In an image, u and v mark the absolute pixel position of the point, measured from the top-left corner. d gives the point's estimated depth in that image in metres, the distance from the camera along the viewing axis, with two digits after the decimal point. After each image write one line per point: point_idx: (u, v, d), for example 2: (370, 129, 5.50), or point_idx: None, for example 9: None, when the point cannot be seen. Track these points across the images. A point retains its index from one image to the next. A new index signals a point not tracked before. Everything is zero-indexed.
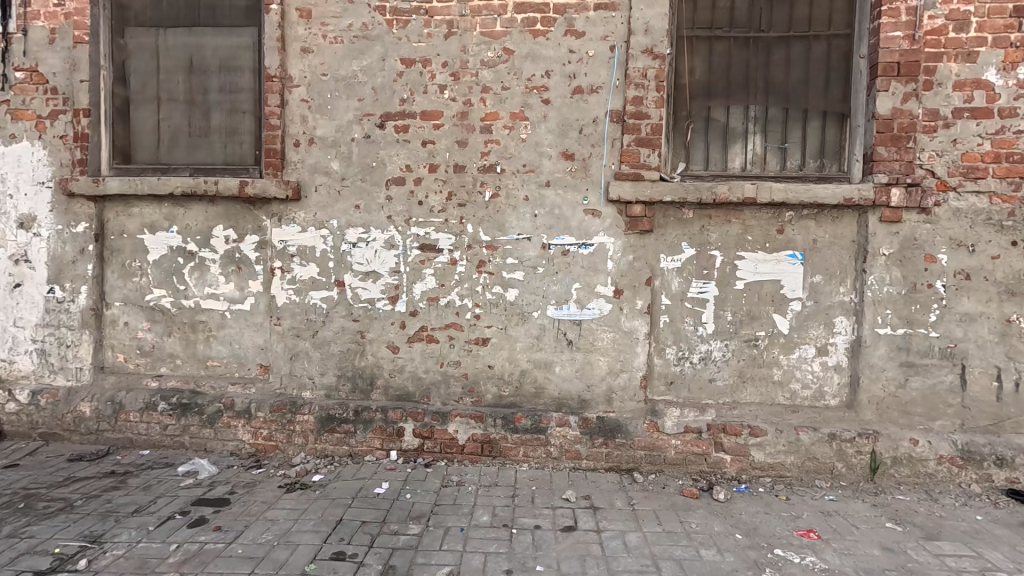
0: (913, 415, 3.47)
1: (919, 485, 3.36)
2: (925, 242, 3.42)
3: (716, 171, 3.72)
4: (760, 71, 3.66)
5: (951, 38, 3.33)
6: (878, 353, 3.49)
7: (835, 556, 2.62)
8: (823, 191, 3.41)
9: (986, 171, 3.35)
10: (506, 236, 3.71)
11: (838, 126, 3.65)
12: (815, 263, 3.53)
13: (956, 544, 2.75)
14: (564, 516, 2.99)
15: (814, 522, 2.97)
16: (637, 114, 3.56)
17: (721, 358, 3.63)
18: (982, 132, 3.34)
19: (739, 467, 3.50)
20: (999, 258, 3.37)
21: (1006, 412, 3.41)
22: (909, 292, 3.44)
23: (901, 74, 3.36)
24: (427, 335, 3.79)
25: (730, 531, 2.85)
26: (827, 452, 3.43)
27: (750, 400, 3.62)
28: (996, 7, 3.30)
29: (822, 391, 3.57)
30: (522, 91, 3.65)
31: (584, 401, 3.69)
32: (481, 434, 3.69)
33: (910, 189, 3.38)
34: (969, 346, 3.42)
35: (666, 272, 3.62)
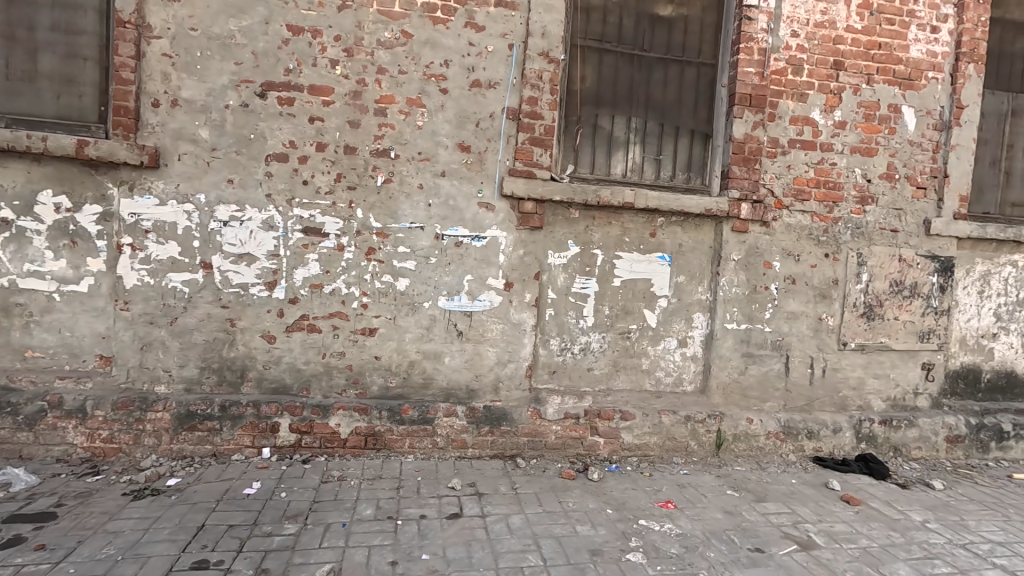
0: (750, 397, 4.07)
1: (753, 457, 3.95)
2: (764, 250, 4.02)
3: (601, 175, 3.99)
4: (642, 86, 4.00)
5: (789, 79, 3.95)
6: (726, 345, 4.02)
7: (688, 522, 2.98)
8: (689, 202, 3.84)
9: (810, 195, 4.04)
10: (398, 224, 3.62)
11: (702, 144, 4.12)
12: (680, 265, 3.97)
13: (778, 503, 3.29)
14: (449, 504, 3.02)
15: (672, 493, 3.35)
16: (532, 113, 3.69)
17: (599, 349, 3.92)
18: (809, 161, 4.01)
19: (610, 448, 3.82)
20: (817, 267, 4.08)
21: (816, 394, 4.15)
22: (751, 292, 4.02)
23: (752, 105, 3.90)
24: (308, 324, 3.56)
25: (603, 507, 3.10)
26: (683, 432, 3.88)
27: (622, 387, 3.97)
28: (822, 58, 3.98)
29: (681, 378, 4.03)
30: (419, 77, 3.58)
31: (471, 391, 3.75)
32: (366, 427, 3.57)
33: (755, 205, 3.95)
34: (793, 340, 4.10)
35: (553, 267, 3.81)
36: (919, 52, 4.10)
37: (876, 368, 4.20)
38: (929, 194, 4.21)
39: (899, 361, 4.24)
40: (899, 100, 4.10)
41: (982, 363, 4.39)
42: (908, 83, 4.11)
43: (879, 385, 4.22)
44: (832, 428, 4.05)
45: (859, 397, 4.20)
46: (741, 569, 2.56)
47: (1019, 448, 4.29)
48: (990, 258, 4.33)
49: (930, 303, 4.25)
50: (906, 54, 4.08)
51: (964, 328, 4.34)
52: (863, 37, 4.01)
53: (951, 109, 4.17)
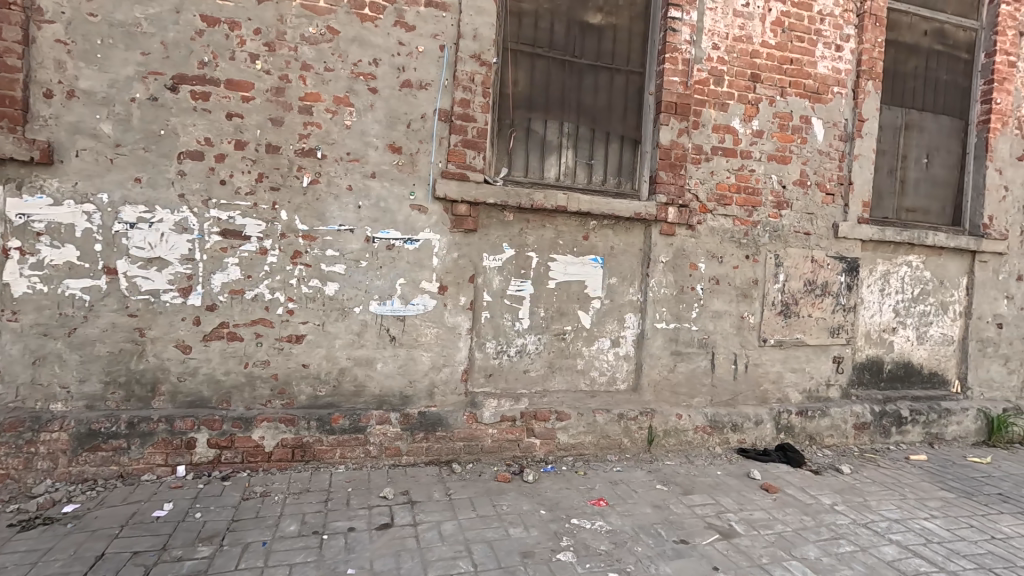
0: (680, 394, 4.23)
1: (682, 452, 4.11)
2: (690, 252, 4.19)
3: (535, 178, 4.02)
4: (573, 92, 4.08)
5: (711, 89, 4.15)
6: (657, 344, 4.16)
7: (618, 518, 3.05)
8: (619, 206, 3.95)
9: (732, 200, 4.25)
10: (326, 226, 3.49)
11: (632, 150, 4.24)
12: (612, 267, 4.07)
13: (704, 495, 3.44)
14: (380, 514, 2.94)
15: (604, 491, 3.42)
16: (464, 116, 3.67)
17: (535, 351, 3.95)
18: (730, 168, 4.23)
19: (546, 449, 3.86)
20: (738, 268, 4.30)
21: (740, 388, 4.37)
22: (679, 293, 4.19)
23: (677, 113, 4.07)
24: (228, 332, 3.37)
25: (536, 508, 3.12)
26: (616, 429, 3.98)
27: (558, 388, 4.01)
28: (740, 71, 4.21)
29: (615, 377, 4.13)
30: (347, 75, 3.48)
31: (405, 397, 3.67)
32: (293, 438, 3.42)
33: (681, 209, 4.12)
34: (717, 338, 4.30)
35: (488, 270, 3.81)
36: (825, 68, 4.42)
37: (793, 362, 4.48)
38: (836, 200, 4.55)
39: (813, 355, 4.54)
40: (809, 112, 4.40)
41: (884, 355, 4.79)
42: (817, 96, 4.42)
43: (796, 378, 4.50)
44: (754, 420, 4.28)
45: (778, 389, 4.46)
46: (666, 561, 2.65)
47: (916, 432, 4.72)
48: (889, 259, 4.74)
49: (839, 301, 4.58)
50: (815, 69, 4.39)
51: (868, 323, 4.71)
52: (776, 52, 4.28)
53: (854, 122, 4.52)
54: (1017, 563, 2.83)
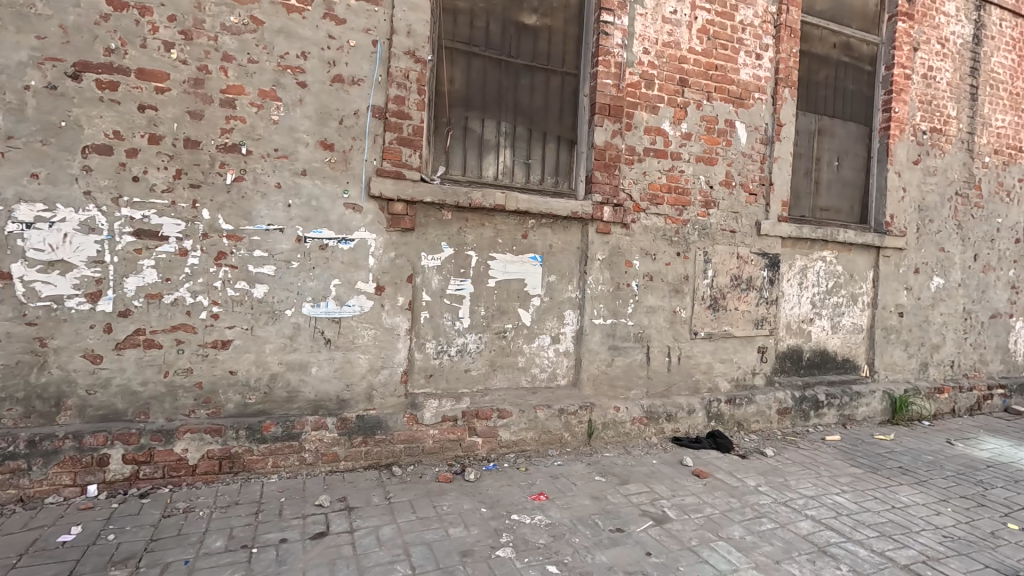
0: (618, 387, 4.36)
1: (620, 443, 4.24)
2: (625, 250, 4.33)
3: (473, 177, 4.02)
4: (510, 92, 4.11)
5: (643, 93, 4.30)
6: (595, 339, 4.28)
7: (557, 511, 3.11)
8: (556, 205, 4.02)
9: (663, 199, 4.43)
10: (253, 226, 3.33)
11: (568, 150, 4.32)
12: (550, 265, 4.13)
13: (639, 484, 3.57)
14: (315, 523, 2.85)
15: (545, 485, 3.48)
16: (399, 113, 3.61)
17: (475, 350, 3.95)
18: (661, 168, 4.40)
19: (488, 447, 3.87)
20: (670, 265, 4.49)
21: (673, 379, 4.56)
22: (615, 289, 4.32)
23: (610, 115, 4.19)
24: (144, 339, 3.15)
25: (477, 506, 3.13)
26: (557, 424, 4.06)
27: (499, 386, 4.03)
28: (669, 75, 4.39)
29: (555, 373, 4.20)
30: (273, 68, 3.33)
31: (342, 402, 3.57)
32: (220, 449, 3.25)
33: (616, 209, 4.25)
34: (652, 332, 4.47)
35: (427, 270, 3.77)
36: (747, 75, 4.69)
37: (722, 353, 4.73)
38: (759, 200, 4.84)
39: (740, 346, 4.81)
40: (732, 116, 4.65)
41: (803, 344, 5.15)
42: (740, 102, 4.68)
43: (725, 368, 4.76)
44: (687, 410, 4.49)
45: (709, 379, 4.69)
46: (602, 550, 2.72)
47: (831, 414, 5.10)
48: (806, 255, 5.09)
49: (762, 294, 4.88)
50: (738, 76, 4.64)
51: (788, 315, 5.05)
52: (702, 58, 4.49)
53: (773, 127, 4.83)
54: (913, 529, 3.13)
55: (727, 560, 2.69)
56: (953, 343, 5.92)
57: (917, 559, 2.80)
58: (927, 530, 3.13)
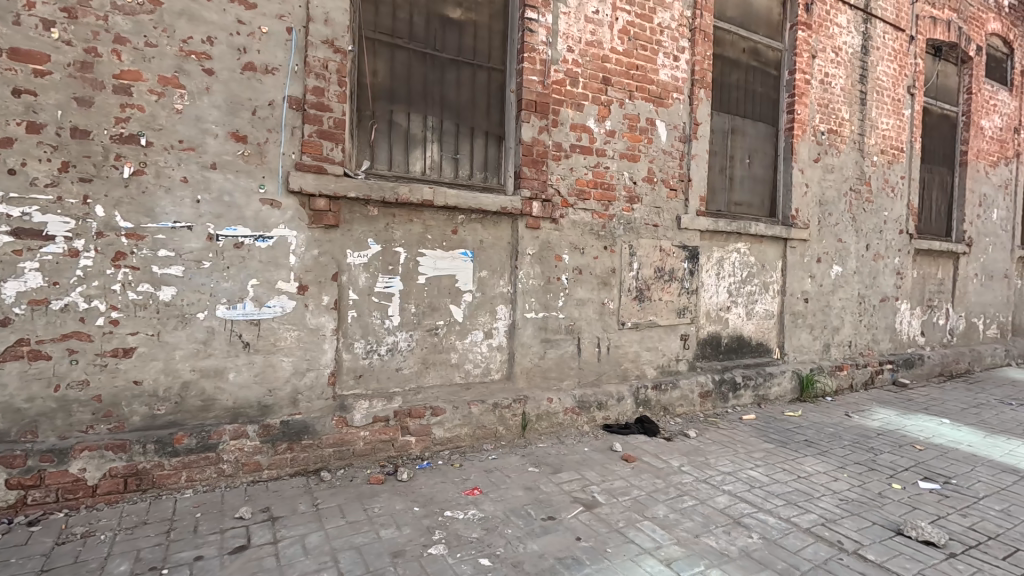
0: (550, 379, 4.45)
1: (554, 433, 4.33)
2: (555, 245, 4.41)
3: (399, 172, 3.94)
4: (436, 86, 4.06)
5: (568, 90, 4.40)
6: (527, 332, 4.34)
7: (491, 505, 3.14)
8: (485, 200, 4.03)
9: (590, 195, 4.56)
10: (155, 224, 3.08)
11: (496, 146, 4.34)
12: (481, 261, 4.14)
13: (571, 472, 3.66)
14: (235, 537, 2.70)
15: (479, 480, 3.49)
16: (319, 105, 3.47)
17: (407, 348, 3.88)
18: (587, 165, 4.53)
19: (422, 445, 3.83)
20: (598, 258, 4.63)
21: (603, 368, 4.72)
22: (546, 283, 4.39)
23: (537, 111, 4.25)
24: (28, 350, 2.84)
25: (409, 506, 3.09)
26: (491, 419, 4.08)
27: (432, 383, 3.99)
28: (593, 74, 4.51)
29: (488, 368, 4.22)
30: (175, 53, 3.09)
31: (265, 407, 3.40)
32: (124, 466, 2.99)
33: (545, 204, 4.32)
34: (582, 324, 4.60)
35: (353, 267, 3.66)
36: (666, 76, 4.91)
37: (648, 342, 4.95)
38: (679, 195, 5.09)
39: (664, 334, 5.05)
40: (653, 115, 4.86)
41: (721, 330, 5.49)
42: (660, 101, 4.89)
43: (651, 356, 4.98)
44: (617, 398, 4.66)
45: (636, 367, 4.89)
46: (534, 539, 2.77)
47: (747, 395, 5.48)
48: (722, 247, 5.43)
49: (684, 285, 5.15)
50: (657, 76, 4.85)
51: (708, 304, 5.36)
52: (624, 58, 4.65)
53: (691, 125, 5.09)
54: (815, 496, 3.43)
55: (651, 538, 2.82)
56: (851, 325, 6.54)
57: (818, 522, 3.07)
58: (827, 495, 3.45)
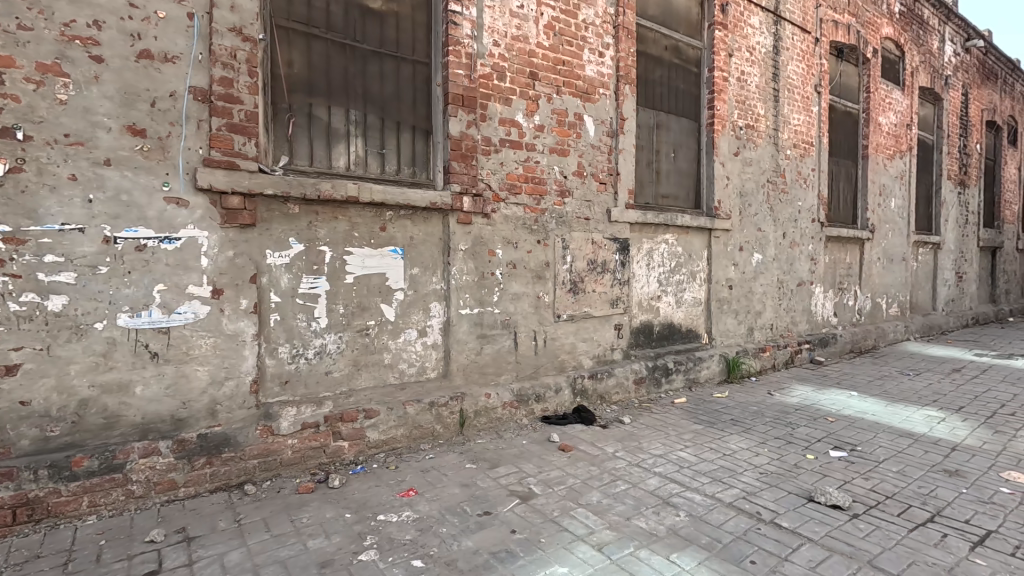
0: (488, 374, 4.44)
1: (492, 428, 4.33)
2: (487, 240, 4.39)
3: (321, 168, 3.78)
4: (358, 78, 3.92)
5: (495, 85, 4.38)
6: (462, 329, 4.30)
7: (426, 505, 3.09)
8: (414, 196, 3.94)
9: (521, 189, 4.58)
10: (40, 227, 2.79)
11: (424, 140, 4.26)
12: (412, 258, 4.06)
13: (509, 465, 3.68)
14: (144, 563, 2.50)
15: (415, 481, 3.43)
16: (227, 96, 3.26)
17: (336, 350, 3.75)
18: (517, 159, 4.54)
19: (356, 450, 3.71)
20: (531, 252, 4.66)
21: (540, 361, 4.77)
22: (480, 279, 4.37)
23: (464, 105, 4.21)
24: None
25: (340, 513, 2.99)
26: (427, 418, 4.01)
27: (365, 385, 3.88)
28: (520, 69, 4.52)
29: (424, 366, 4.15)
30: (55, 37, 2.81)
31: (179, 421, 3.17)
32: (12, 496, 2.70)
33: (476, 198, 4.29)
34: (518, 318, 4.61)
35: (274, 268, 3.48)
36: (592, 71, 5.00)
37: (584, 333, 5.04)
38: (609, 189, 5.21)
39: (599, 325, 5.17)
40: (581, 110, 4.94)
41: (653, 319, 5.69)
42: (587, 97, 4.98)
43: (587, 347, 5.08)
44: (554, 389, 4.72)
45: (573, 358, 4.98)
46: (469, 536, 2.76)
47: (679, 379, 5.72)
48: (651, 238, 5.62)
49: (616, 276, 5.29)
50: (583, 72, 4.94)
51: (639, 293, 5.54)
52: (550, 53, 4.70)
53: (618, 120, 5.22)
54: (738, 471, 3.63)
55: (584, 525, 2.88)
56: (771, 309, 6.96)
57: (739, 496, 3.24)
58: (748, 470, 3.65)
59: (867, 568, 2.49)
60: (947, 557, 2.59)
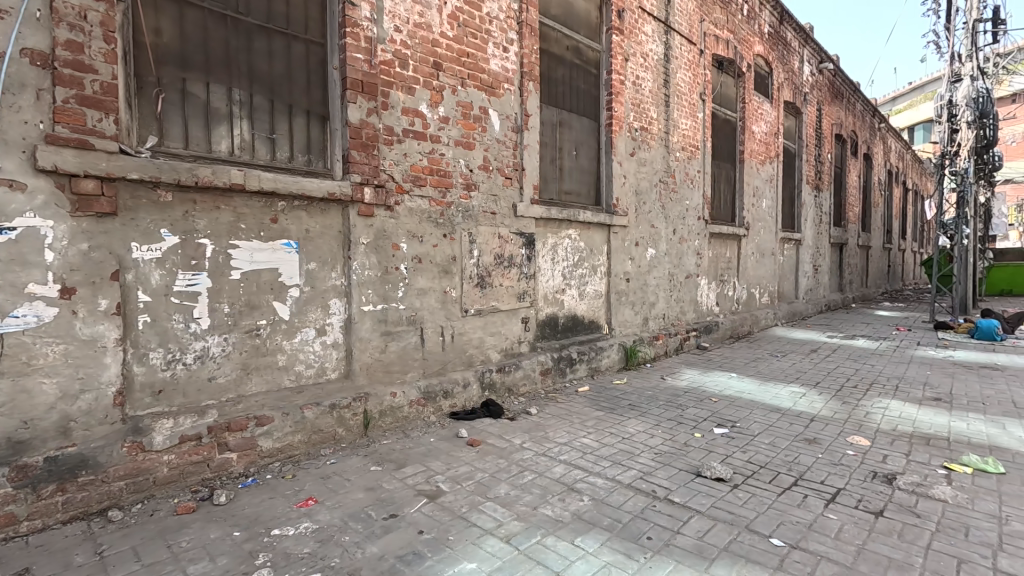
0: (393, 373, 4.30)
1: (398, 428, 4.20)
2: (391, 233, 4.23)
3: (199, 151, 3.39)
4: (242, 55, 3.56)
5: (397, 72, 4.22)
6: (366, 326, 4.11)
7: (327, 513, 2.92)
8: (309, 185, 3.68)
9: (426, 181, 4.46)
10: None
11: (320, 126, 3.99)
12: (308, 252, 3.79)
13: (416, 465, 3.59)
14: None
15: (314, 489, 3.22)
16: (76, 63, 2.80)
17: (220, 353, 3.41)
18: (422, 151, 4.42)
19: (246, 461, 3.40)
20: (437, 246, 4.57)
21: (448, 357, 4.71)
22: (384, 274, 4.20)
23: (364, 92, 4.01)
24: None
25: (227, 532, 2.72)
26: (328, 421, 3.78)
27: (256, 390, 3.57)
28: (423, 58, 4.39)
29: (323, 367, 3.92)
30: None
31: (19, 444, 2.69)
32: None
33: (377, 190, 4.10)
34: (424, 314, 4.51)
35: (142, 264, 3.07)
36: (496, 66, 5.00)
37: (491, 327, 5.06)
38: (514, 184, 5.25)
39: (506, 319, 5.22)
40: (486, 104, 4.93)
41: (558, 311, 5.87)
42: (492, 91, 4.97)
43: (495, 341, 5.11)
44: (462, 384, 4.69)
45: (481, 352, 4.98)
46: (373, 541, 2.65)
47: (582, 368, 5.96)
48: (555, 233, 5.77)
49: (522, 271, 5.37)
50: (488, 66, 4.92)
51: (544, 287, 5.68)
52: (454, 44, 4.62)
53: (522, 116, 5.28)
54: (635, 453, 3.86)
55: (492, 518, 2.90)
56: (664, 300, 7.50)
57: (637, 476, 3.45)
58: (645, 451, 3.90)
59: (745, 532, 2.76)
60: (807, 514, 2.96)
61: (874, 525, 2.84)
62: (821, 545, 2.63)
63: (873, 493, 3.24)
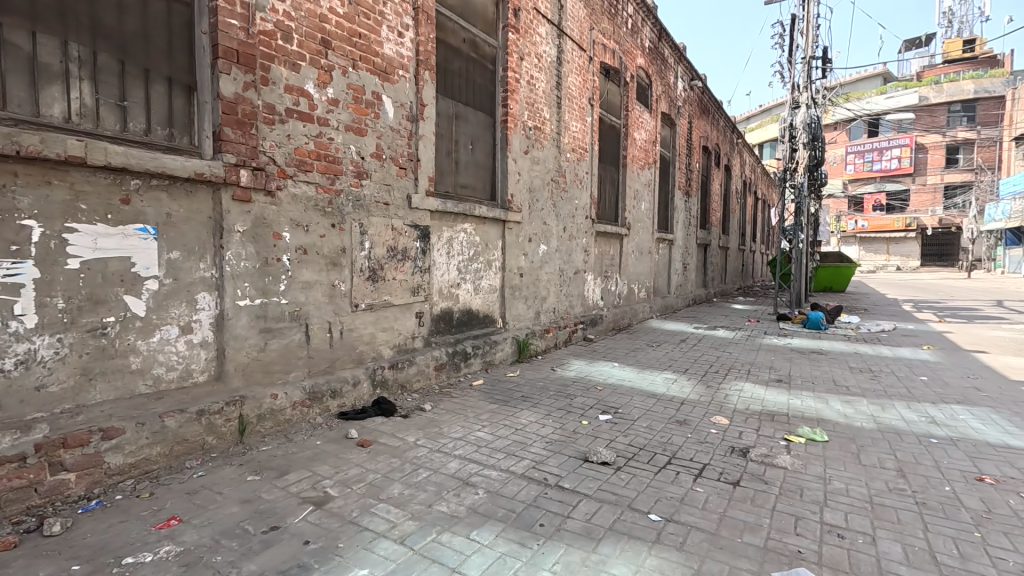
0: (274, 373, 3.96)
1: (280, 432, 3.89)
2: (272, 221, 3.88)
3: (23, 114, 2.81)
4: (82, 3, 3.01)
5: (279, 45, 3.86)
6: (241, 323, 3.73)
7: (194, 533, 2.61)
8: (171, 163, 3.23)
9: (313, 166, 4.15)
10: None
11: (185, 98, 3.52)
12: (170, 239, 3.33)
13: (300, 471, 3.35)
14: None
15: (178, 507, 2.86)
16: None
17: (52, 357, 2.87)
18: (307, 133, 4.10)
19: (88, 481, 2.90)
20: (324, 237, 4.28)
21: (336, 354, 4.45)
22: (263, 265, 3.84)
23: (239, 63, 3.61)
24: None
25: (63, 567, 2.31)
26: (195, 429, 3.37)
27: (101, 399, 3.07)
28: (309, 33, 4.07)
29: (188, 369, 3.49)
30: None
31: None
32: None
33: (256, 173, 3.73)
34: (310, 308, 4.21)
35: None
36: (390, 50, 4.80)
37: (383, 322, 4.88)
38: (408, 174, 5.09)
39: (399, 313, 5.06)
40: (379, 89, 4.71)
41: (452, 306, 5.83)
42: (385, 76, 4.77)
43: (387, 336, 4.93)
44: (352, 382, 4.47)
45: (372, 349, 4.78)
46: (251, 558, 2.42)
47: (476, 362, 5.99)
48: (450, 227, 5.72)
49: (416, 264, 5.24)
50: (381, 49, 4.70)
51: (439, 281, 5.60)
52: (345, 22, 4.34)
53: (417, 105, 5.14)
54: (527, 443, 3.97)
55: (385, 520, 2.80)
56: (554, 294, 7.81)
57: (530, 466, 3.55)
58: (536, 441, 4.03)
59: (627, 510, 2.98)
60: (679, 489, 3.27)
61: (732, 494, 3.22)
62: (691, 517, 2.92)
63: (731, 465, 3.67)
